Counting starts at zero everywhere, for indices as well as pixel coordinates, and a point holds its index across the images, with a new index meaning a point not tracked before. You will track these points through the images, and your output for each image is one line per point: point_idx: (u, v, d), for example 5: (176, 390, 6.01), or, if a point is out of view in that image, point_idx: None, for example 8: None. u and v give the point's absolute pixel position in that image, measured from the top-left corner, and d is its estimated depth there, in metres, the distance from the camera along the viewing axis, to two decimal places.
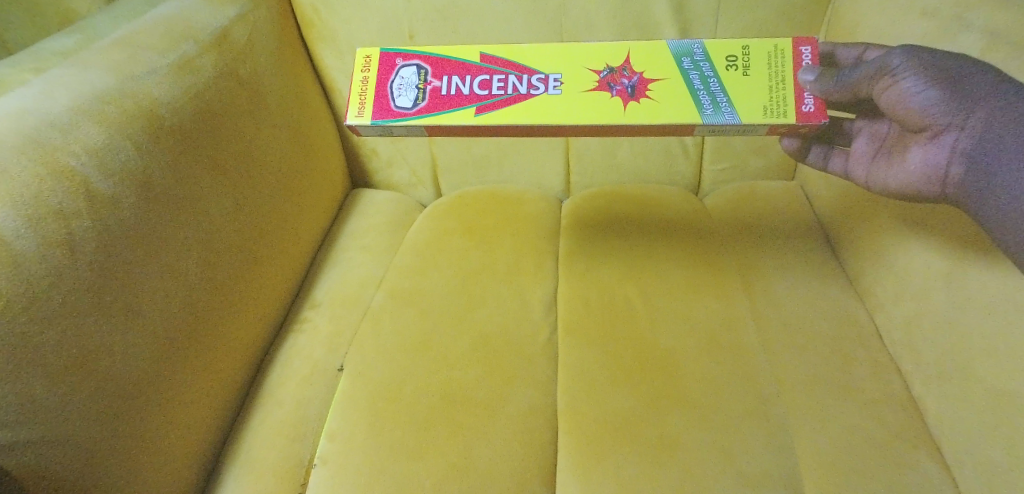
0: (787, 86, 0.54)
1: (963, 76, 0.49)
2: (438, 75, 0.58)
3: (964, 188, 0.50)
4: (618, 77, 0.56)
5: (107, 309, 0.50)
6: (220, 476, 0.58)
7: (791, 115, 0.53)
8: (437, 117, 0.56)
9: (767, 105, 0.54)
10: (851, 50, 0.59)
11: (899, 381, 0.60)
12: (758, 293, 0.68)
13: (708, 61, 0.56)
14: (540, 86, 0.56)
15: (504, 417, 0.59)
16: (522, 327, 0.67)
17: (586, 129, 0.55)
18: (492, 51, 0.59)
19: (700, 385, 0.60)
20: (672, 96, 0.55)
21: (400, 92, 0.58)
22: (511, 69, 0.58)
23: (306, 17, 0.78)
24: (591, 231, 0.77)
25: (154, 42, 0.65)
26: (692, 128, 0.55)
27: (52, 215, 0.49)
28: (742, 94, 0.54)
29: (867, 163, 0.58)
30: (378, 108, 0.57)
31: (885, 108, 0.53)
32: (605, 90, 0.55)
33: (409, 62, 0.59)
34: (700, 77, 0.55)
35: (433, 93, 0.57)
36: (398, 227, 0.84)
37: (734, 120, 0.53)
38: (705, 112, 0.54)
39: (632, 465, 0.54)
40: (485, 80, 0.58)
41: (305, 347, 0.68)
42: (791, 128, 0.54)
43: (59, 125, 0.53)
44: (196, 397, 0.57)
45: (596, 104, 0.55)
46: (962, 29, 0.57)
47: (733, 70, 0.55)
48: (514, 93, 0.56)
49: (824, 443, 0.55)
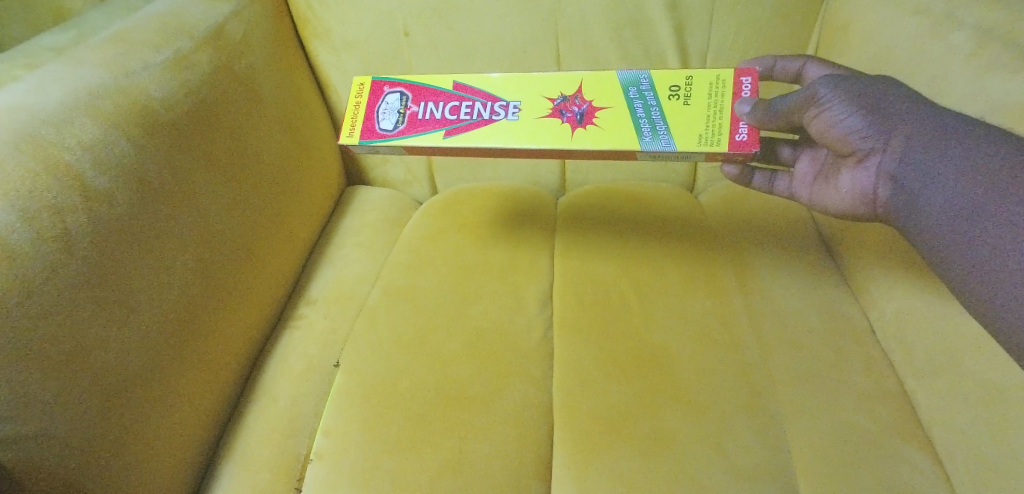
0: (724, 115, 0.55)
1: (882, 102, 0.50)
2: (418, 100, 0.60)
3: (892, 208, 0.50)
4: (570, 105, 0.57)
5: (103, 302, 0.50)
6: (217, 470, 0.59)
7: (725, 143, 0.54)
8: (415, 138, 0.58)
9: (703, 134, 0.54)
10: (791, 64, 0.62)
11: (891, 373, 0.60)
12: (752, 287, 0.69)
13: (653, 90, 0.57)
14: (501, 113, 0.58)
15: (499, 412, 0.59)
16: (518, 323, 0.67)
17: (537, 153, 0.57)
18: (464, 78, 0.60)
19: (695, 380, 0.60)
20: (615, 124, 0.56)
21: (385, 116, 0.60)
22: (479, 96, 0.59)
23: (301, 14, 0.78)
24: (586, 226, 0.78)
25: (148, 37, 0.65)
26: (634, 154, 0.56)
27: (48, 209, 0.49)
28: (681, 123, 0.55)
29: (812, 183, 0.60)
30: (366, 129, 0.59)
31: (817, 135, 0.54)
32: (557, 118, 0.57)
33: (394, 88, 0.61)
34: (644, 106, 0.56)
35: (412, 117, 0.59)
36: (392, 225, 0.83)
37: (670, 148, 0.54)
38: (644, 139, 0.55)
39: (627, 459, 0.54)
40: (455, 106, 0.59)
41: (299, 344, 0.68)
42: (726, 155, 0.54)
43: (53, 120, 0.53)
44: (192, 393, 0.57)
45: (547, 131, 0.56)
46: (952, 26, 0.58)
47: (674, 100, 0.56)
48: (480, 118, 0.58)
49: (817, 435, 0.56)
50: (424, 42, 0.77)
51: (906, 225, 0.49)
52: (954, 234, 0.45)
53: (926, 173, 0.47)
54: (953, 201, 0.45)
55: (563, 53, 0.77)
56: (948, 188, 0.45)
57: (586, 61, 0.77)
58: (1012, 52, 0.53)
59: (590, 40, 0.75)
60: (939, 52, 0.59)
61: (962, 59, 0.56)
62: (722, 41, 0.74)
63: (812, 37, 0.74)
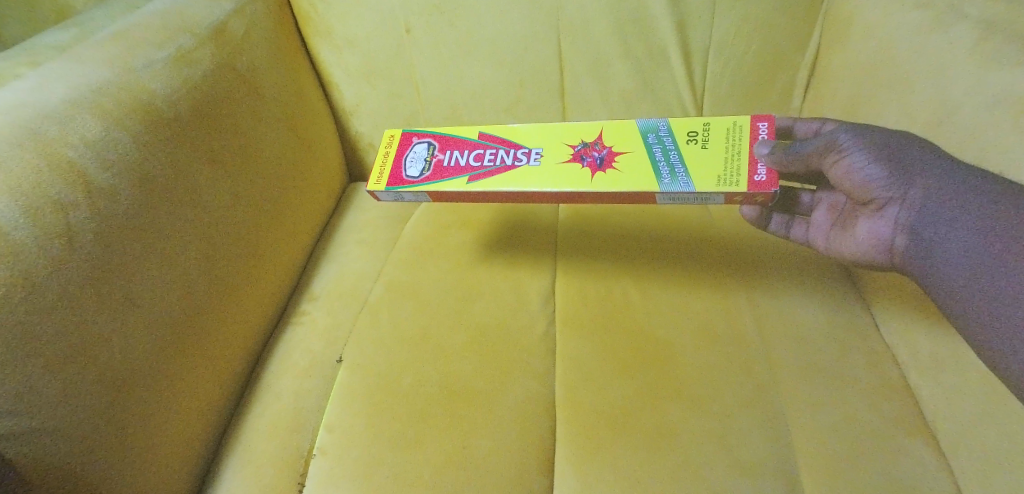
0: (742, 158, 0.56)
1: (902, 152, 0.52)
2: (444, 149, 0.62)
3: (908, 257, 0.52)
4: (590, 150, 0.59)
5: (105, 300, 0.50)
6: (221, 466, 0.59)
7: (743, 184, 0.54)
8: (439, 183, 0.59)
9: (721, 175, 0.55)
10: (809, 125, 0.61)
11: (895, 368, 0.60)
12: (758, 282, 0.69)
13: (673, 136, 0.58)
14: (524, 159, 0.60)
15: (503, 406, 0.59)
16: (521, 318, 0.67)
17: (562, 197, 0.58)
18: (489, 129, 0.63)
19: (699, 376, 0.60)
20: (636, 168, 0.57)
21: (411, 164, 0.62)
22: (502, 144, 0.61)
23: (302, 11, 0.78)
24: (589, 221, 0.78)
25: (150, 35, 0.65)
26: (653, 197, 0.56)
27: (50, 206, 0.49)
28: (698, 165, 0.56)
29: (829, 230, 0.61)
30: (392, 177, 0.61)
31: (835, 181, 0.55)
32: (578, 162, 0.58)
33: (422, 139, 0.63)
34: (663, 150, 0.58)
35: (438, 164, 0.61)
36: (394, 221, 0.83)
37: (689, 188, 0.55)
38: (663, 181, 0.55)
39: (631, 455, 0.54)
40: (479, 154, 0.61)
41: (303, 339, 0.68)
42: (745, 196, 0.55)
43: (56, 118, 0.53)
44: (197, 390, 0.57)
45: (568, 173, 0.58)
46: (957, 19, 0.58)
47: (693, 143, 0.57)
48: (503, 163, 0.60)
49: (820, 430, 0.55)
50: (427, 39, 0.77)
51: (923, 275, 0.51)
52: (972, 284, 0.47)
53: (942, 225, 0.49)
54: (970, 255, 0.47)
55: (565, 51, 0.77)
56: (965, 240, 0.48)
57: (588, 58, 0.77)
58: (1016, 46, 0.53)
59: (592, 36, 0.75)
60: (942, 46, 0.59)
61: (966, 54, 0.56)
62: (725, 37, 0.74)
63: (815, 32, 0.74)
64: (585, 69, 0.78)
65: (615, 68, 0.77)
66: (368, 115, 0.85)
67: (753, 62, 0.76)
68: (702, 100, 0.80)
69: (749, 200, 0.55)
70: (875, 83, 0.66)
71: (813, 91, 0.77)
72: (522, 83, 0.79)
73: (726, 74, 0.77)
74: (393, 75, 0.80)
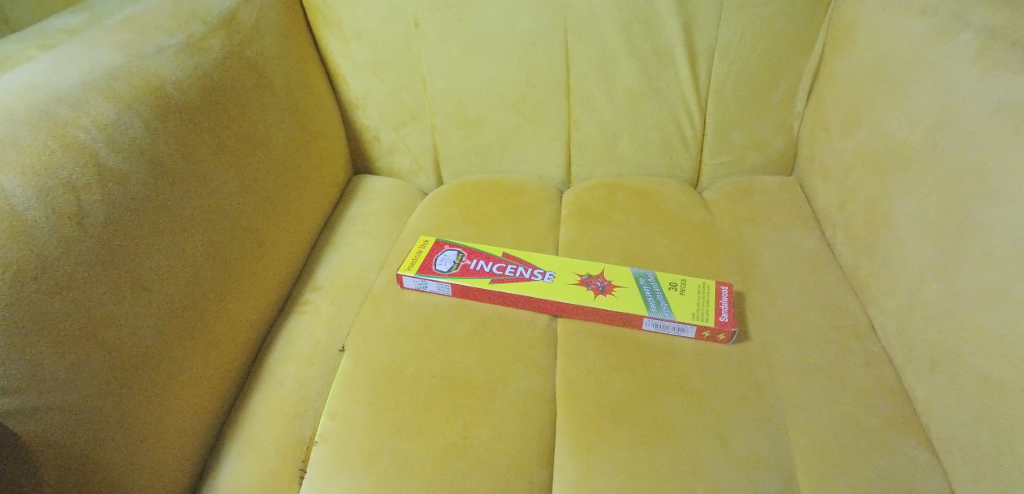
0: (711, 304, 0.65)
1: None
2: (471, 257, 0.72)
3: None
4: (594, 280, 0.69)
5: (114, 279, 0.50)
6: (222, 451, 0.58)
7: (712, 320, 0.63)
8: (463, 280, 0.69)
9: (695, 312, 0.64)
10: None
11: (890, 370, 0.60)
12: (756, 282, 0.70)
13: (657, 282, 0.68)
14: (538, 275, 0.69)
15: (503, 398, 0.60)
16: (521, 312, 0.68)
17: (566, 307, 0.66)
18: (513, 250, 0.73)
19: (699, 373, 0.61)
20: (628, 294, 0.66)
21: (441, 261, 0.71)
22: (524, 263, 0.71)
23: (313, 4, 0.79)
24: (591, 219, 0.79)
25: (163, 21, 0.66)
26: (641, 322, 0.65)
27: (61, 186, 0.49)
28: (678, 302, 0.65)
29: None
30: (424, 265, 0.71)
31: None
32: (584, 286, 0.68)
33: (453, 248, 0.74)
34: (650, 290, 0.67)
35: (465, 267, 0.71)
36: (400, 215, 0.85)
37: (669, 315, 0.64)
38: (650, 308, 0.64)
39: (629, 448, 0.55)
40: (502, 267, 0.71)
41: (305, 328, 0.69)
42: (710, 332, 0.63)
43: (69, 99, 0.54)
44: (200, 374, 0.57)
45: (573, 292, 0.67)
46: (961, 27, 0.59)
47: (673, 290, 0.67)
48: (521, 277, 0.69)
49: (814, 426, 0.56)
50: (436, 34, 0.77)
51: None
52: None
53: None
54: None
55: (572, 47, 0.77)
56: None
57: (594, 56, 0.78)
58: (1017, 54, 0.54)
59: (599, 33, 0.76)
60: (945, 53, 0.60)
61: (967, 60, 0.57)
62: (730, 38, 0.75)
63: (818, 39, 0.76)
64: (591, 67, 0.78)
65: (622, 67, 0.78)
66: (375, 109, 0.85)
67: (757, 65, 0.77)
68: (704, 101, 0.81)
69: (712, 338, 0.63)
70: (878, 89, 0.67)
71: (815, 97, 0.78)
72: (528, 79, 0.80)
73: (731, 75, 0.78)
74: (400, 69, 0.81)
